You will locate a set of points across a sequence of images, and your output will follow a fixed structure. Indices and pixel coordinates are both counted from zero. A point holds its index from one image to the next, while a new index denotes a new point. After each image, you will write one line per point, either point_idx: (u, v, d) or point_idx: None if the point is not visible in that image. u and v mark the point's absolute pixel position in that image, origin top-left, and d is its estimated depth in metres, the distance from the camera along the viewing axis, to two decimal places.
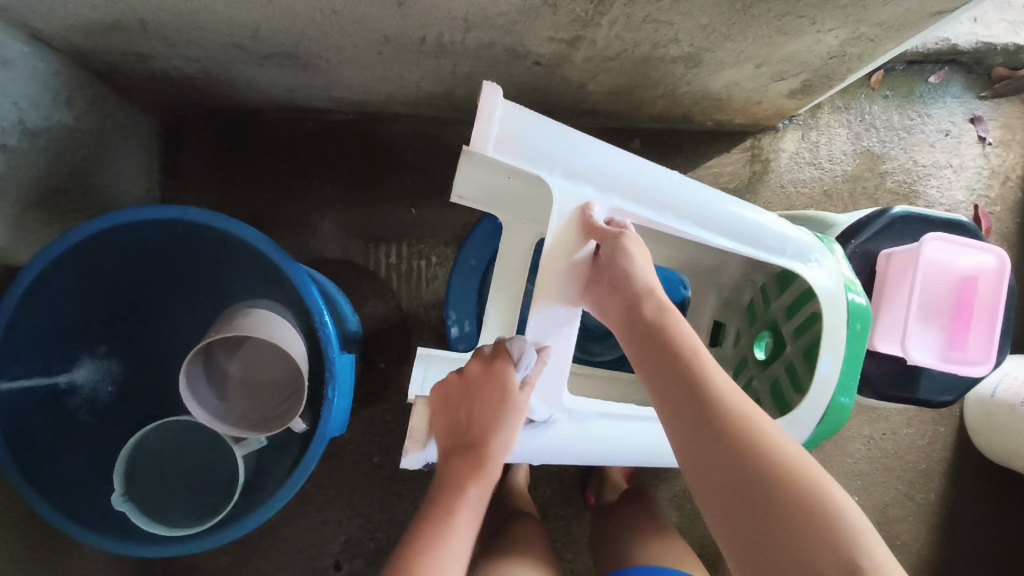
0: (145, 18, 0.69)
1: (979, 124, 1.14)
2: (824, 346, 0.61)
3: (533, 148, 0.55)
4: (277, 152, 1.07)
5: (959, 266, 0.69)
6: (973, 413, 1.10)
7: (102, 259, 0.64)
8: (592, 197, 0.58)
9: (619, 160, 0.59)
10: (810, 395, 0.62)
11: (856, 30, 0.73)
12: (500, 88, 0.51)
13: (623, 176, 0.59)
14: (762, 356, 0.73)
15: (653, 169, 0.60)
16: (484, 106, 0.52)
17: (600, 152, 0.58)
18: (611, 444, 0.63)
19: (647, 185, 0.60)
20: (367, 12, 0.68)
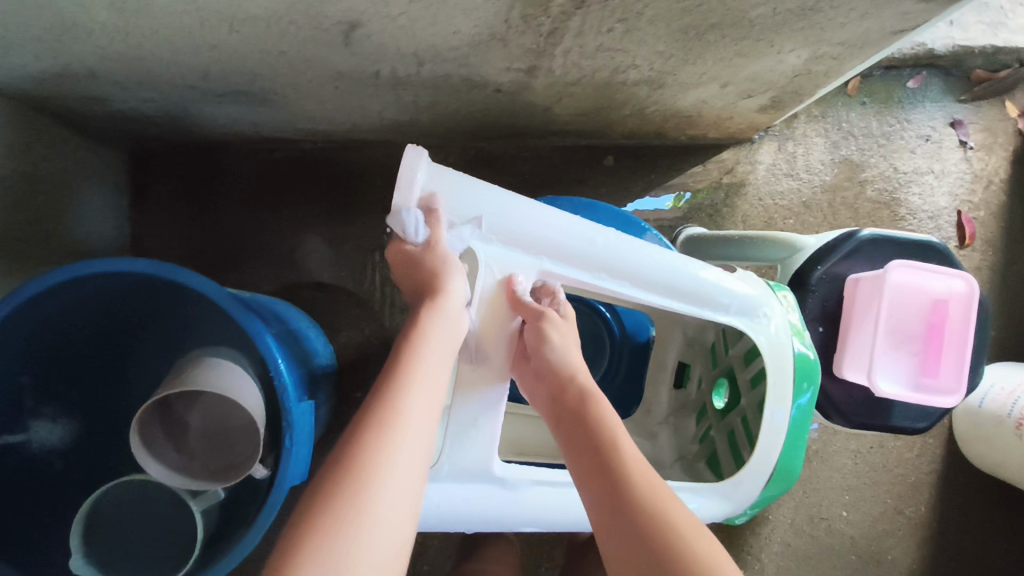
0: (94, 65, 0.68)
1: (960, 128, 1.12)
2: (773, 397, 0.60)
3: (458, 212, 0.56)
4: (248, 183, 1.06)
5: (931, 292, 0.67)
6: (961, 424, 1.09)
7: (54, 316, 0.63)
8: (522, 265, 0.59)
9: (553, 222, 0.58)
10: (760, 447, 0.61)
11: (817, 50, 0.71)
12: (421, 153, 0.52)
13: (559, 240, 0.59)
14: (720, 406, 0.72)
15: (590, 231, 0.59)
16: (406, 170, 0.53)
17: (533, 214, 0.58)
18: (550, 517, 0.60)
19: (582, 248, 0.59)
20: (315, 52, 0.67)
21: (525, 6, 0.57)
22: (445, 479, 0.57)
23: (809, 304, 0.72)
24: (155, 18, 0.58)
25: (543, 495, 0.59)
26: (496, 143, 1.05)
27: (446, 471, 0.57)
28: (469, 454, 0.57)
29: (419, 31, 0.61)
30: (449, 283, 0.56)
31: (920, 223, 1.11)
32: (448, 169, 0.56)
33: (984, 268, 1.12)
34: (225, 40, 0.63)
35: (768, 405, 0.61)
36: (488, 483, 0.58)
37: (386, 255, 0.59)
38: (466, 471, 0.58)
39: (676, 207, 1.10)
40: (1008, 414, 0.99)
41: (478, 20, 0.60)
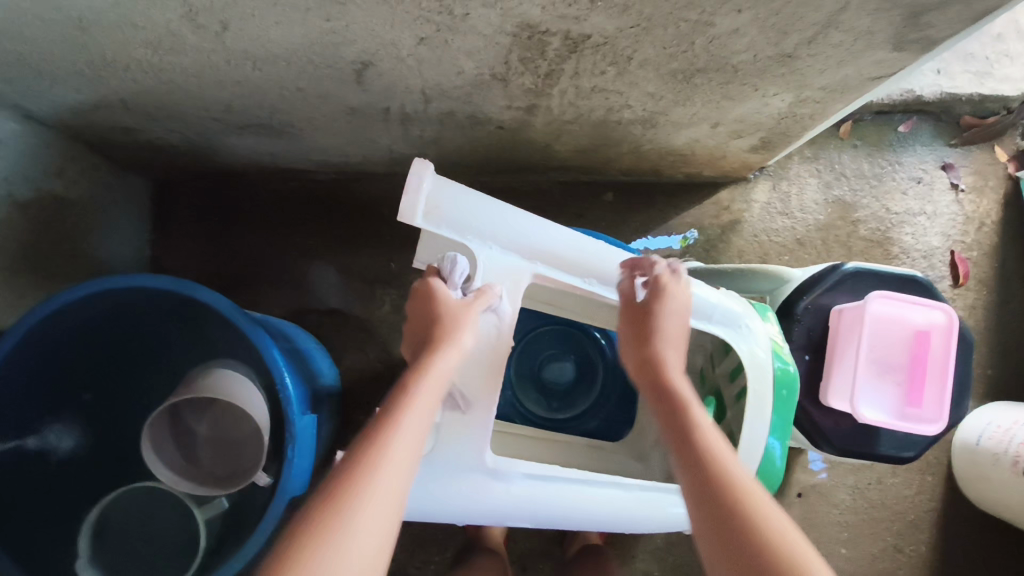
0: (128, 99, 0.74)
1: (951, 171, 1.16)
2: (753, 409, 0.63)
3: (458, 221, 0.59)
4: (264, 211, 1.12)
5: (909, 322, 0.70)
6: (959, 461, 1.09)
7: (76, 329, 0.67)
8: (519, 268, 0.63)
9: (546, 231, 0.63)
10: (741, 452, 0.63)
11: (799, 94, 0.75)
12: (427, 165, 0.56)
13: (550, 245, 0.63)
14: (709, 421, 0.74)
15: (579, 238, 0.64)
16: (413, 178, 0.56)
17: (527, 222, 0.62)
18: (538, 511, 0.62)
19: (572, 254, 0.64)
20: (330, 89, 0.72)
21: (523, 50, 0.62)
22: (437, 467, 0.59)
23: (795, 333, 0.74)
24: (186, 57, 0.63)
25: (531, 489, 0.61)
26: (500, 177, 1.10)
27: (440, 459, 0.59)
28: (461, 448, 0.60)
29: (427, 70, 0.67)
30: (460, 338, 0.57)
31: (914, 262, 1.14)
32: (451, 182, 0.59)
33: (978, 307, 1.14)
34: (248, 77, 0.69)
35: (749, 413, 0.63)
36: (479, 474, 0.60)
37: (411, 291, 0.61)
38: (458, 460, 0.60)
39: (682, 246, 1.13)
40: (1004, 452, 0.99)
41: (480, 61, 0.65)
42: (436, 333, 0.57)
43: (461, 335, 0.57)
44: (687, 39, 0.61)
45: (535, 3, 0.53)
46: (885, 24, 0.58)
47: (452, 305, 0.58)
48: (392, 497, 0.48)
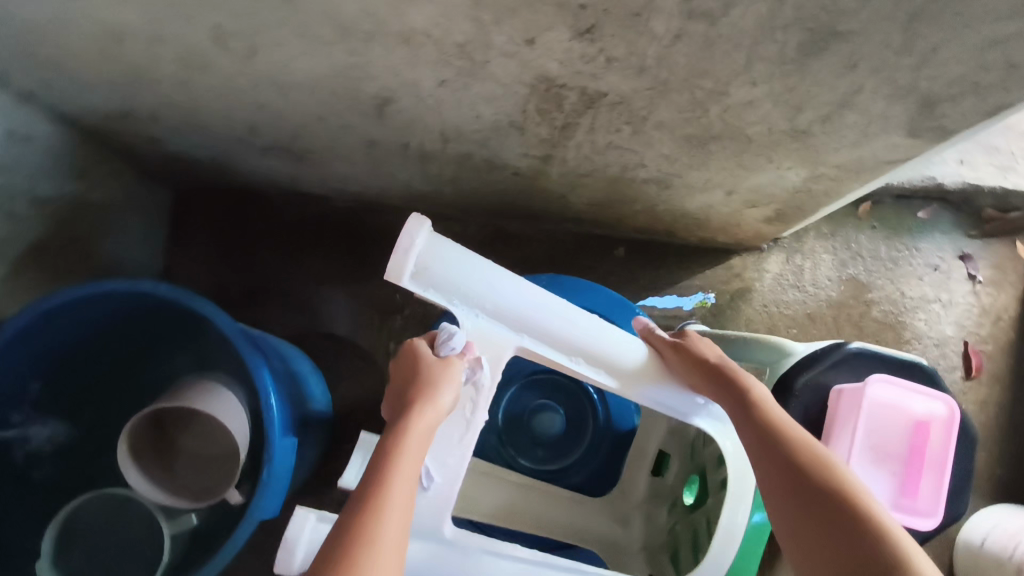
0: (157, 110, 0.77)
1: (969, 261, 1.14)
2: (733, 498, 0.62)
3: (448, 283, 0.58)
4: (279, 231, 1.13)
5: (909, 411, 0.68)
6: (962, 563, 1.04)
7: (73, 328, 0.68)
8: (504, 339, 0.60)
9: (539, 301, 0.60)
10: (717, 541, 0.61)
11: (814, 170, 0.75)
12: (422, 222, 0.55)
13: (537, 316, 0.60)
14: (690, 502, 0.73)
15: (573, 314, 0.61)
16: (404, 237, 0.55)
17: (520, 291, 0.60)
18: None
19: (564, 330, 0.61)
20: (351, 120, 0.74)
21: (540, 101, 0.63)
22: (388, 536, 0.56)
23: (792, 410, 0.72)
24: (216, 76, 0.65)
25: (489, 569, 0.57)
26: (514, 222, 1.11)
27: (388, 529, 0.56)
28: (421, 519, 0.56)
29: (446, 111, 0.68)
30: (440, 395, 0.54)
31: (926, 349, 1.11)
32: (449, 242, 0.57)
33: (989, 402, 1.10)
34: (274, 101, 0.70)
35: (731, 499, 0.62)
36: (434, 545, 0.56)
37: (398, 351, 0.60)
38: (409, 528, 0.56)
39: (700, 306, 1.12)
40: (1008, 559, 0.94)
41: (498, 108, 0.66)
42: (417, 393, 0.54)
43: (439, 392, 0.54)
44: (701, 106, 0.61)
45: (553, 57, 0.54)
46: (900, 110, 0.58)
47: (429, 364, 0.56)
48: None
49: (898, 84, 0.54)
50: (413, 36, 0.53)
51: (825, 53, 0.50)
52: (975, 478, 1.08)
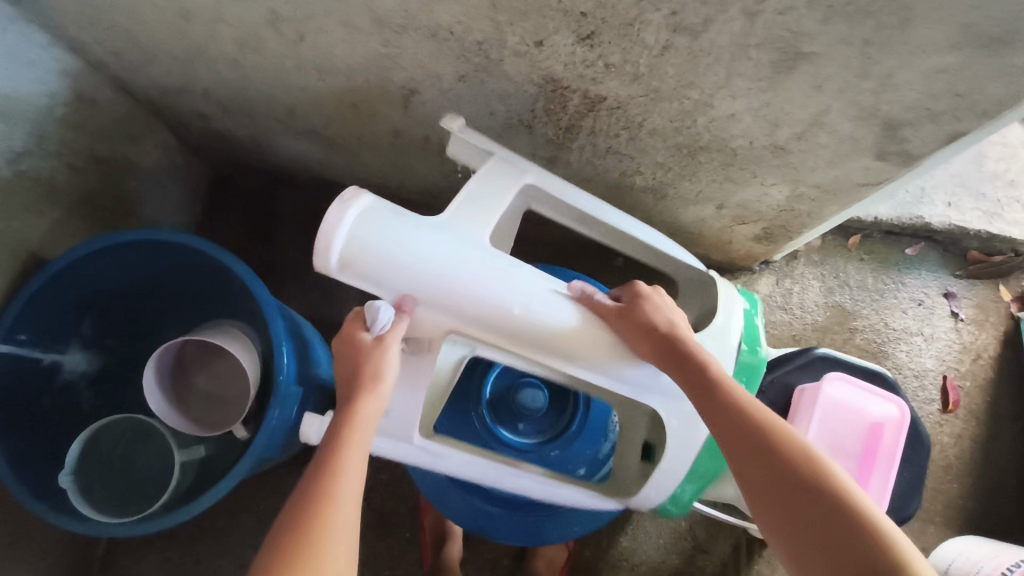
0: (208, 87, 0.86)
1: (953, 299, 1.19)
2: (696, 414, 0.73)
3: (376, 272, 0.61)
4: (303, 214, 1.22)
5: (865, 411, 0.74)
6: None
7: (115, 269, 0.77)
8: (431, 317, 0.65)
9: (464, 286, 0.62)
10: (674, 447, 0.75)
11: (796, 189, 0.82)
12: (337, 219, 0.58)
13: (460, 299, 0.63)
14: None
15: (498, 296, 0.63)
16: (326, 229, 0.59)
17: (445, 276, 0.62)
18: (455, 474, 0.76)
19: (490, 312, 0.63)
20: (379, 109, 0.82)
21: (548, 101, 0.71)
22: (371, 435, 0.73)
23: (757, 404, 0.76)
24: (264, 57, 0.74)
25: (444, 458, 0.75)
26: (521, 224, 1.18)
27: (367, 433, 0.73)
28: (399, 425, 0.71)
29: (464, 106, 0.76)
30: (380, 381, 0.64)
31: (905, 379, 1.16)
32: (375, 224, 0.59)
33: (964, 436, 1.14)
34: (313, 85, 0.79)
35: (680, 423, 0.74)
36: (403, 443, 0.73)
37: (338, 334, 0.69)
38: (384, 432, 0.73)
39: None
40: None
41: (510, 105, 0.74)
42: (358, 378, 0.64)
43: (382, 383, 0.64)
44: (691, 116, 0.69)
45: (559, 59, 0.62)
46: (867, 132, 0.65)
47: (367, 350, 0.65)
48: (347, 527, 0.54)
49: (862, 106, 0.61)
50: (439, 31, 0.62)
51: (795, 72, 0.58)
52: (946, 509, 1.11)
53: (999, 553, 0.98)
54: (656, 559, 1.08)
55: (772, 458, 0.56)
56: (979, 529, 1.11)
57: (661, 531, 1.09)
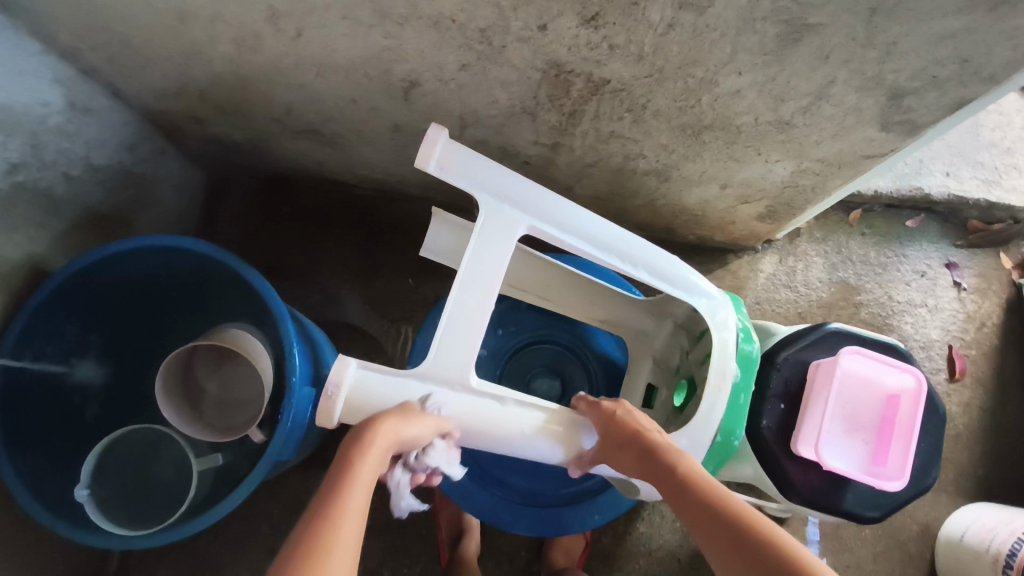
0: (204, 89, 0.85)
1: (955, 269, 1.20)
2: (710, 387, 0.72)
3: None
4: (303, 216, 1.21)
5: (878, 389, 0.75)
6: (943, 557, 1.07)
7: (122, 277, 0.76)
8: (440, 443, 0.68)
9: (465, 413, 0.66)
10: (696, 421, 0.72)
11: (800, 164, 0.82)
12: (339, 378, 0.61)
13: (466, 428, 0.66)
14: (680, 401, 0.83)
15: (500, 415, 0.66)
16: (330, 390, 0.62)
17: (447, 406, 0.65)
18: None
19: (493, 433, 0.67)
20: (380, 103, 0.82)
21: (550, 87, 0.71)
22: None
23: (773, 378, 0.77)
24: (263, 56, 0.74)
25: None
26: None
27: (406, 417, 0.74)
28: None
29: (466, 97, 0.76)
30: (410, 421, 0.61)
31: (912, 351, 1.16)
32: (375, 376, 0.63)
33: (972, 404, 1.15)
34: (312, 82, 0.79)
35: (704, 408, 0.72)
36: None
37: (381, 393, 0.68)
38: None
39: None
40: (987, 550, 0.98)
41: (513, 93, 0.74)
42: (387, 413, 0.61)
43: (406, 423, 0.61)
44: (695, 95, 0.69)
45: (563, 43, 0.62)
46: (871, 102, 0.65)
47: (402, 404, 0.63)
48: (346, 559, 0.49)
49: (867, 77, 0.61)
50: (441, 20, 0.61)
51: (800, 44, 0.58)
52: (957, 476, 1.12)
53: (1013, 518, 0.98)
54: (674, 541, 1.09)
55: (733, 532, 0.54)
56: (991, 495, 1.12)
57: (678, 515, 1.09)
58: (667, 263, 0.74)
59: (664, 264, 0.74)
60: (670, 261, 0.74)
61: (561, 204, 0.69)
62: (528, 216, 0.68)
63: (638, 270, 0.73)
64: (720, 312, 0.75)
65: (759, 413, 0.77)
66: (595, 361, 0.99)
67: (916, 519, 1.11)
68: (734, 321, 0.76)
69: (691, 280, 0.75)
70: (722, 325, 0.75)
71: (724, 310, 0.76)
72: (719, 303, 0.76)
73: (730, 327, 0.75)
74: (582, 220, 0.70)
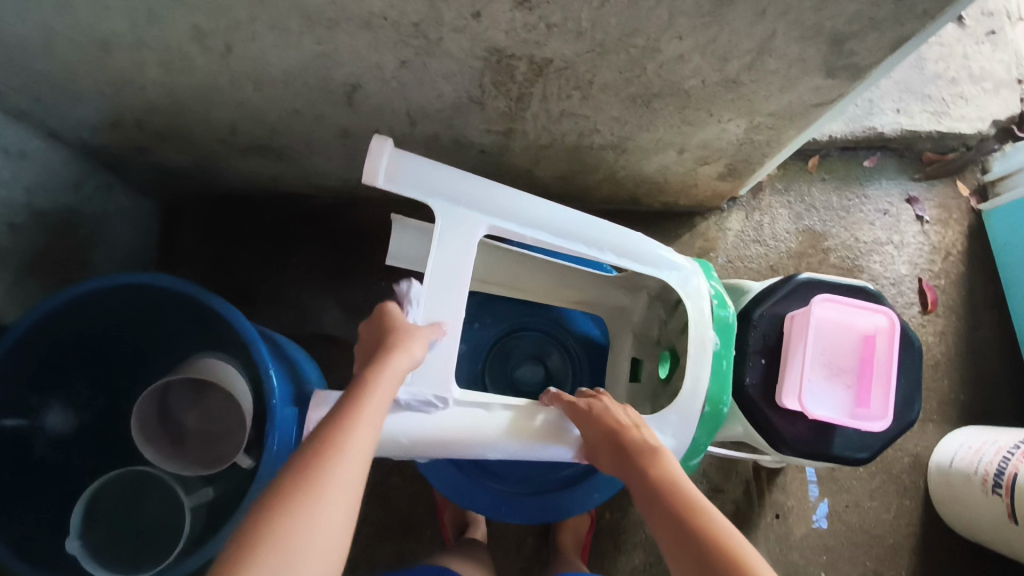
0: (142, 118, 0.82)
1: (916, 204, 1.22)
2: (692, 364, 0.73)
3: None
4: (264, 233, 1.19)
5: (853, 331, 0.75)
6: (936, 485, 1.10)
7: (83, 322, 0.73)
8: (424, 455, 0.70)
9: (442, 432, 0.66)
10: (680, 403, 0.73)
11: (752, 120, 0.83)
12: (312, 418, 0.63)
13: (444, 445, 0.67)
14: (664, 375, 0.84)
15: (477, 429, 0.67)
16: None
17: (423, 430, 0.66)
18: None
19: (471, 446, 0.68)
20: (324, 110, 0.80)
21: (494, 74, 0.70)
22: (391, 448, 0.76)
23: (752, 336, 0.77)
24: (196, 77, 0.71)
25: None
26: None
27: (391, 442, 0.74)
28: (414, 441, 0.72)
29: (410, 93, 0.75)
30: (412, 348, 0.61)
31: (883, 288, 1.18)
32: None
33: (947, 332, 1.17)
34: (251, 97, 0.76)
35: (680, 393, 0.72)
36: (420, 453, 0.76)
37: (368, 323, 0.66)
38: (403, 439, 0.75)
39: None
40: (976, 471, 1.01)
41: (458, 84, 0.73)
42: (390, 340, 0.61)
43: (406, 351, 0.60)
44: (640, 64, 0.68)
45: (500, 29, 0.61)
46: (814, 51, 0.66)
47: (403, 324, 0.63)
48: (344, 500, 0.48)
49: (807, 26, 0.61)
50: (372, 20, 0.60)
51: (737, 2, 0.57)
52: (940, 404, 1.15)
53: (997, 438, 1.01)
54: None
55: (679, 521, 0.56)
56: (974, 417, 1.15)
57: None
58: (632, 244, 0.74)
59: (629, 242, 0.74)
60: (635, 239, 0.75)
61: (518, 200, 0.70)
62: (490, 217, 0.69)
63: (604, 251, 0.73)
64: (693, 282, 0.76)
65: (742, 372, 0.77)
66: (576, 342, 0.99)
67: (906, 451, 1.13)
68: (707, 288, 0.77)
69: (659, 254, 0.75)
70: (694, 294, 0.76)
71: (696, 280, 0.76)
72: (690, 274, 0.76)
73: (703, 295, 0.76)
74: (544, 210, 0.71)
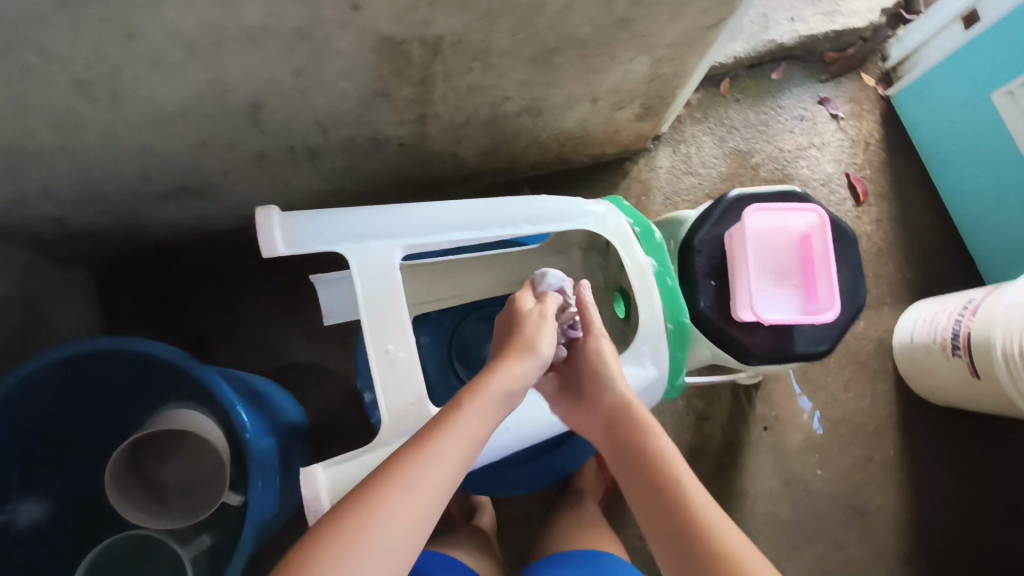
0: (47, 188, 0.79)
1: (828, 103, 1.26)
2: (642, 298, 0.73)
3: None
4: (207, 274, 1.16)
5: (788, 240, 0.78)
6: (902, 362, 1.15)
7: (34, 404, 0.71)
8: None
9: None
10: (645, 339, 0.74)
11: (653, 55, 0.84)
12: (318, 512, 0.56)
13: None
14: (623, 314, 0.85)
15: None
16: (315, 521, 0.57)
17: None
18: None
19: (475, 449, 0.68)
20: (232, 137, 0.78)
21: (391, 63, 0.70)
22: None
23: (697, 263, 0.79)
24: (91, 133, 0.69)
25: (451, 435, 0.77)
26: (423, 195, 1.17)
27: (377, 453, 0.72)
28: None
29: (313, 101, 0.74)
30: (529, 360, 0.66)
31: (815, 190, 1.23)
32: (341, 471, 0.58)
33: (882, 219, 1.22)
34: (153, 141, 0.74)
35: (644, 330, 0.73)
36: None
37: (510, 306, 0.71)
38: None
39: None
40: (934, 341, 1.06)
41: (358, 82, 0.72)
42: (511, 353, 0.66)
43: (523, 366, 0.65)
44: (530, 23, 0.69)
45: (383, 16, 0.60)
46: None
47: (524, 317, 0.69)
48: (412, 519, 0.50)
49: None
50: (253, 34, 0.59)
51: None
52: (890, 286, 1.20)
53: (946, 304, 1.07)
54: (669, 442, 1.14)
55: (660, 487, 0.61)
56: (923, 291, 1.20)
57: (665, 418, 1.14)
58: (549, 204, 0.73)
59: (545, 207, 0.73)
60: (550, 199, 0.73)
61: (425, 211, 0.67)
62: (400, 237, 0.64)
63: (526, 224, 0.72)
64: (615, 219, 0.76)
65: (695, 297, 0.79)
66: None
67: (869, 338, 1.19)
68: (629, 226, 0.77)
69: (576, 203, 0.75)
70: (622, 234, 0.76)
71: (618, 219, 0.76)
72: (609, 214, 0.76)
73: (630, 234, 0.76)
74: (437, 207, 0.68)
